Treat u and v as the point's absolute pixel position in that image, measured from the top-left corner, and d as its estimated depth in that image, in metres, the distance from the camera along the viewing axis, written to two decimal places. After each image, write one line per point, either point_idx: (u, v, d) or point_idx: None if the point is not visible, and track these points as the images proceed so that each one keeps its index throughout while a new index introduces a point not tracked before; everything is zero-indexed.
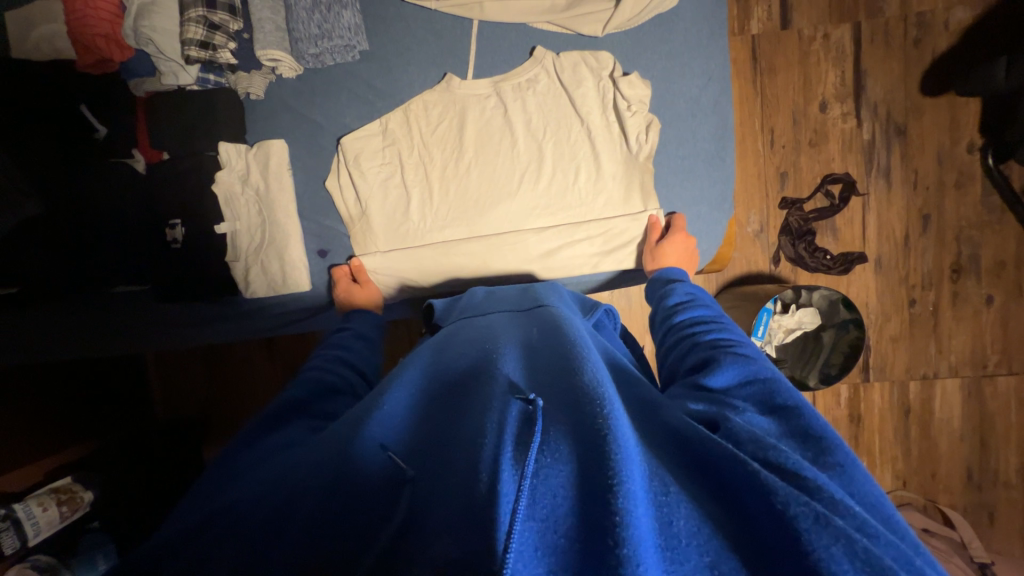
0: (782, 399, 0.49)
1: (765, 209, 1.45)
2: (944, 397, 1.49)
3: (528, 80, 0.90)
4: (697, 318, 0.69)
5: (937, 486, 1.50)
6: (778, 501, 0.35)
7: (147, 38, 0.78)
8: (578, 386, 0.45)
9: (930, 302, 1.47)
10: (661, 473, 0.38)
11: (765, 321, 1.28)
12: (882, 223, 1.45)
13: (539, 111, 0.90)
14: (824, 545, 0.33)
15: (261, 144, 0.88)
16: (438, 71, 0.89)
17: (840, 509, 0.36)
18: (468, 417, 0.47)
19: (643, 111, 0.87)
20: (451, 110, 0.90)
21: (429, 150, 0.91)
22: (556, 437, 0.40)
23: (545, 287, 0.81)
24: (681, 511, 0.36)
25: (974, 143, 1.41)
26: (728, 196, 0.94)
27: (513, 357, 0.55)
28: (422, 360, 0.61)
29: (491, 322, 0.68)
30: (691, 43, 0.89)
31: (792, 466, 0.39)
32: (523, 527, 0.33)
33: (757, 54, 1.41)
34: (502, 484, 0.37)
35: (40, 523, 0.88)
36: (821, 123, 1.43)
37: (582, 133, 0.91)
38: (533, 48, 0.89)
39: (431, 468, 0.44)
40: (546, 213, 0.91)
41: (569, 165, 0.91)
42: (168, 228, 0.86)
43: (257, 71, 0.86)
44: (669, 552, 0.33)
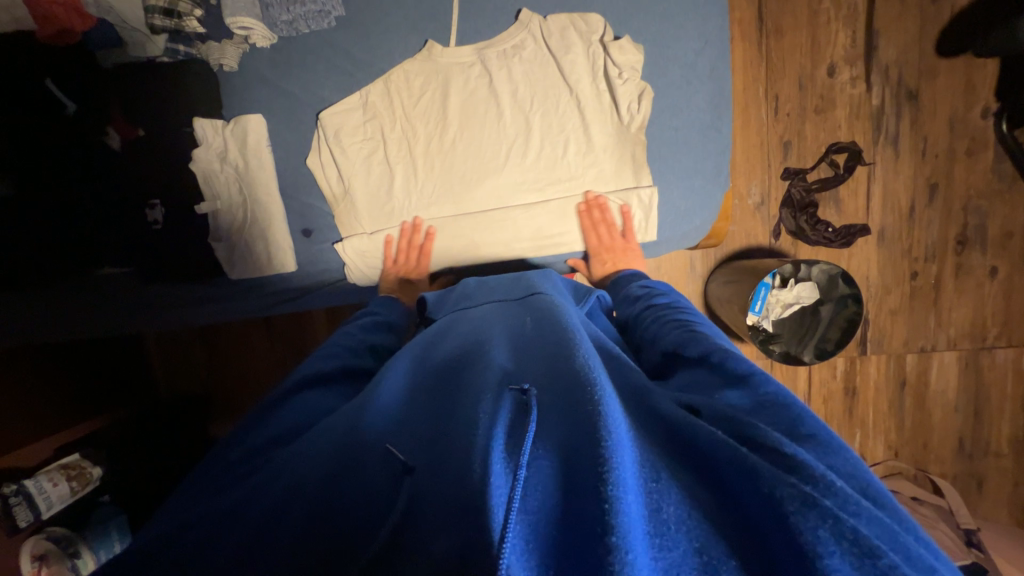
0: (742, 368, 0.49)
1: (767, 180, 1.41)
2: (941, 369, 1.49)
3: (515, 46, 0.85)
4: (656, 304, 0.70)
5: (929, 456, 1.52)
6: (766, 483, 0.35)
7: (108, 6, 0.76)
8: (569, 374, 0.44)
9: (932, 274, 1.44)
10: (647, 460, 0.37)
11: (762, 296, 1.26)
12: (887, 193, 1.41)
13: (527, 81, 0.86)
14: (812, 527, 0.32)
15: (238, 119, 0.84)
16: (419, 38, 0.84)
17: (827, 488, 0.34)
18: (462, 408, 0.47)
19: (635, 78, 0.84)
20: (435, 81, 0.86)
21: (413, 124, 0.87)
22: (548, 429, 0.40)
23: (538, 275, 0.79)
24: (671, 499, 0.35)
25: (988, 107, 1.35)
26: (723, 168, 0.91)
27: (505, 347, 0.55)
28: (414, 356, 0.61)
29: (484, 313, 0.67)
30: (688, 2, 0.84)
31: (780, 445, 0.38)
32: (518, 518, 0.33)
33: (762, 14, 1.33)
34: (494, 476, 0.36)
35: (52, 497, 0.91)
36: (829, 88, 1.36)
37: (571, 103, 0.86)
38: (520, 11, 0.84)
39: (429, 460, 0.44)
40: (533, 189, 0.88)
41: (561, 138, 0.87)
42: (148, 209, 0.84)
43: (229, 40, 0.82)
44: (659, 539, 0.33)
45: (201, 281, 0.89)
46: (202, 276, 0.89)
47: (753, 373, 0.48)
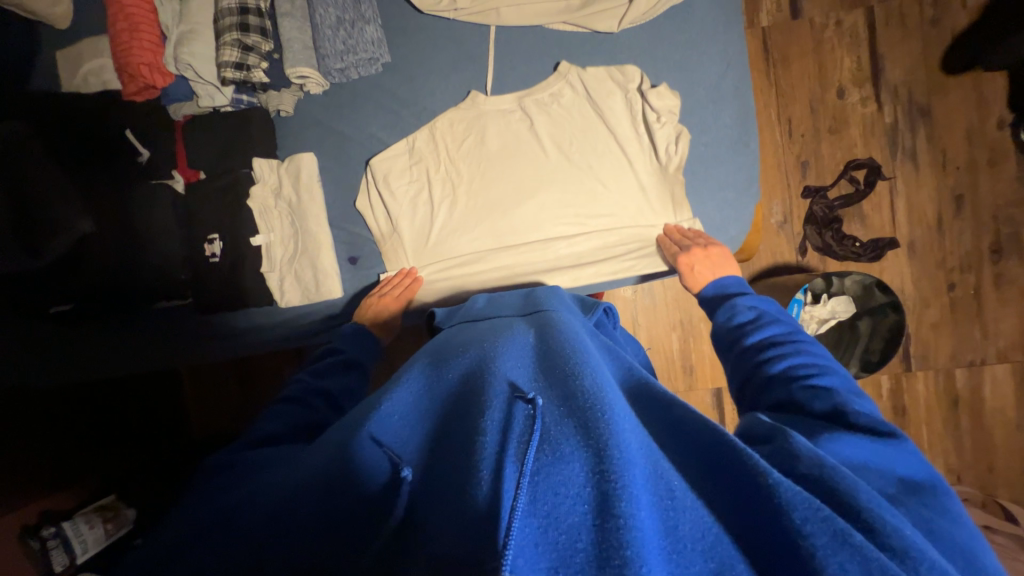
0: (881, 432, 0.46)
1: (788, 199, 1.43)
2: (995, 384, 1.42)
3: (552, 94, 0.91)
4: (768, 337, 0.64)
5: (996, 479, 1.41)
6: (795, 516, 0.34)
7: (186, 64, 0.82)
8: (577, 390, 0.44)
9: (971, 285, 1.41)
10: (666, 474, 0.37)
11: (796, 313, 1.25)
12: (912, 206, 1.41)
13: (560, 124, 0.92)
14: (838, 562, 0.32)
15: (291, 158, 0.91)
16: (461, 92, 0.92)
17: (886, 530, 0.34)
18: (467, 415, 0.46)
19: (672, 121, 0.88)
20: (477, 127, 0.92)
21: (456, 166, 0.93)
22: (558, 439, 0.39)
23: (545, 290, 0.78)
24: (688, 515, 0.35)
25: (1004, 118, 1.37)
26: (753, 182, 0.93)
27: (516, 355, 0.53)
28: (424, 361, 0.58)
29: (493, 324, 0.66)
30: (705, 33, 0.90)
31: (846, 487, 0.37)
32: (522, 523, 0.33)
33: (768, 46, 1.41)
34: (504, 483, 0.37)
35: (88, 541, 0.81)
36: (840, 109, 1.41)
37: (610, 144, 0.92)
38: (557, 64, 0.91)
39: (435, 471, 0.43)
40: (574, 225, 0.92)
41: (596, 176, 0.91)
42: (207, 244, 0.90)
43: (287, 89, 0.89)
44: (675, 555, 0.33)
45: (251, 311, 0.94)
46: (249, 306, 0.93)
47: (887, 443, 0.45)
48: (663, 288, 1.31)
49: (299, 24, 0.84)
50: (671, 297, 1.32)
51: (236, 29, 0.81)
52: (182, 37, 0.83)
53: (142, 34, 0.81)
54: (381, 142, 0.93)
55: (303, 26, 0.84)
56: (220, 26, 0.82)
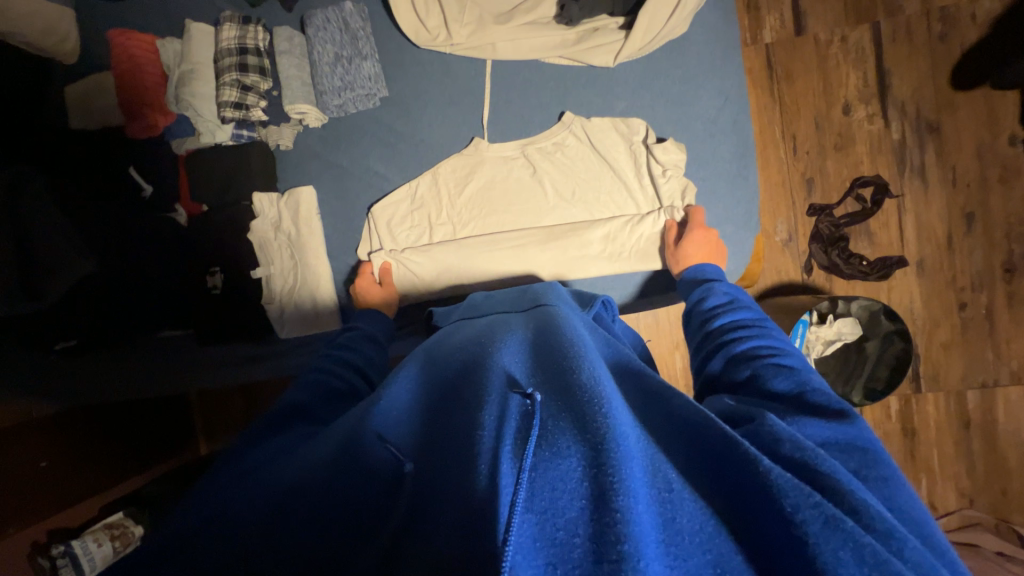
0: (832, 406, 0.47)
1: (793, 217, 1.40)
2: (1008, 406, 1.38)
3: (556, 143, 0.91)
4: (737, 322, 0.65)
5: (1010, 503, 1.38)
6: (787, 503, 0.33)
7: (186, 104, 0.84)
8: (573, 383, 0.42)
9: (982, 305, 1.38)
10: (662, 467, 0.36)
11: (801, 333, 1.22)
12: (921, 223, 1.39)
13: (563, 173, 0.91)
14: (832, 550, 0.31)
15: (291, 192, 0.92)
16: (463, 139, 0.93)
17: (869, 513, 0.34)
18: (464, 409, 0.44)
19: (677, 176, 0.88)
20: (479, 172, 0.92)
21: (459, 213, 0.92)
22: (555, 432, 0.38)
23: (541, 287, 0.74)
24: (685, 507, 0.34)
25: (1015, 135, 1.35)
26: (753, 214, 0.92)
27: (513, 348, 0.51)
28: (419, 360, 0.57)
29: (492, 320, 0.64)
30: (705, 63, 0.90)
31: (825, 469, 0.37)
32: (522, 519, 0.32)
33: (772, 62, 1.39)
34: (502, 476, 0.35)
35: (96, 559, 0.80)
36: (846, 126, 1.39)
37: (612, 189, 0.91)
38: (562, 113, 0.92)
39: (431, 460, 0.42)
40: (568, 273, 0.90)
41: (598, 228, 0.89)
42: (208, 275, 0.93)
43: (287, 123, 0.91)
44: (673, 547, 0.32)
45: (247, 346, 0.95)
46: (249, 336, 0.94)
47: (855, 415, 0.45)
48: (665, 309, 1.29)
49: (298, 62, 0.87)
50: (673, 318, 1.30)
51: (235, 69, 0.83)
52: (183, 76, 0.85)
53: (147, 75, 0.85)
54: (381, 175, 0.93)
55: (302, 65, 0.86)
56: (220, 66, 0.85)
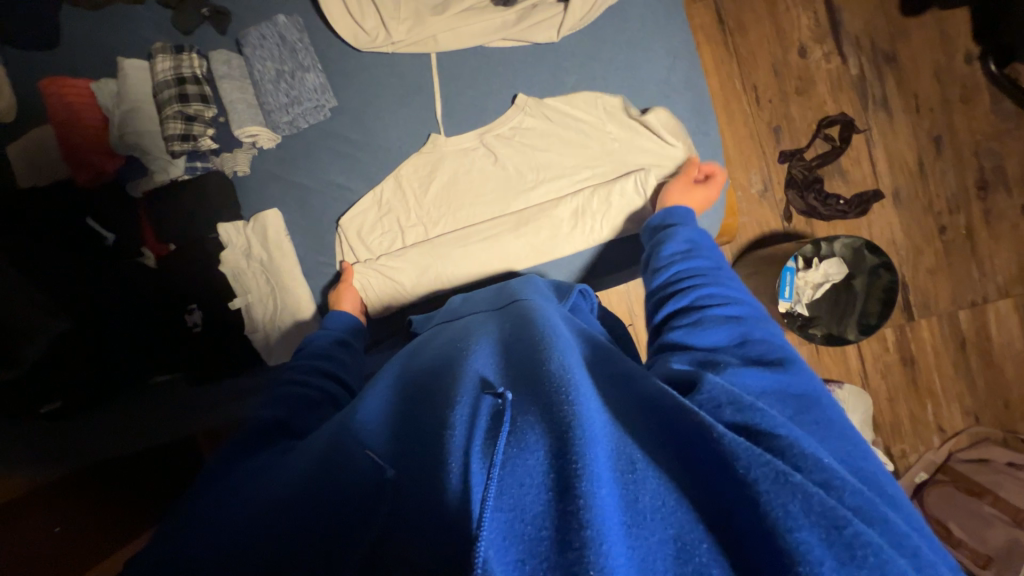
0: (775, 357, 0.49)
1: (766, 167, 1.40)
2: (1000, 320, 1.40)
3: (512, 127, 0.90)
4: (691, 271, 0.65)
5: (1014, 415, 1.40)
6: (738, 465, 0.34)
7: (132, 144, 0.82)
8: (543, 376, 0.41)
9: (961, 225, 1.39)
10: (627, 447, 0.36)
11: (789, 280, 1.23)
12: (891, 154, 1.39)
13: (523, 156, 0.90)
14: (782, 504, 0.32)
15: (256, 217, 0.90)
16: (421, 136, 0.92)
17: (807, 464, 0.35)
18: (434, 412, 0.43)
19: (632, 131, 0.89)
20: (441, 169, 0.90)
21: (427, 213, 0.91)
22: (524, 424, 0.37)
23: (519, 281, 0.74)
24: (649, 486, 0.34)
25: (970, 53, 1.35)
26: (720, 170, 0.92)
27: (485, 349, 0.50)
28: (393, 369, 0.56)
29: (469, 320, 0.63)
30: (651, 26, 0.89)
31: (765, 426, 0.37)
32: (492, 516, 0.31)
33: (722, 15, 1.38)
34: (473, 476, 0.35)
35: None
36: (804, 69, 1.39)
37: (574, 163, 0.90)
38: (515, 96, 0.90)
39: (408, 464, 0.40)
40: (546, 252, 0.89)
41: (566, 204, 0.88)
42: (187, 314, 0.92)
43: (240, 149, 0.89)
44: (634, 528, 0.31)
45: (239, 380, 0.94)
46: (239, 369, 0.93)
47: (787, 367, 0.47)
48: None
49: (240, 84, 0.85)
50: None
51: (176, 101, 0.82)
52: (124, 116, 0.82)
53: (87, 121, 0.83)
54: (343, 187, 0.92)
55: (244, 86, 0.85)
56: (160, 100, 0.83)
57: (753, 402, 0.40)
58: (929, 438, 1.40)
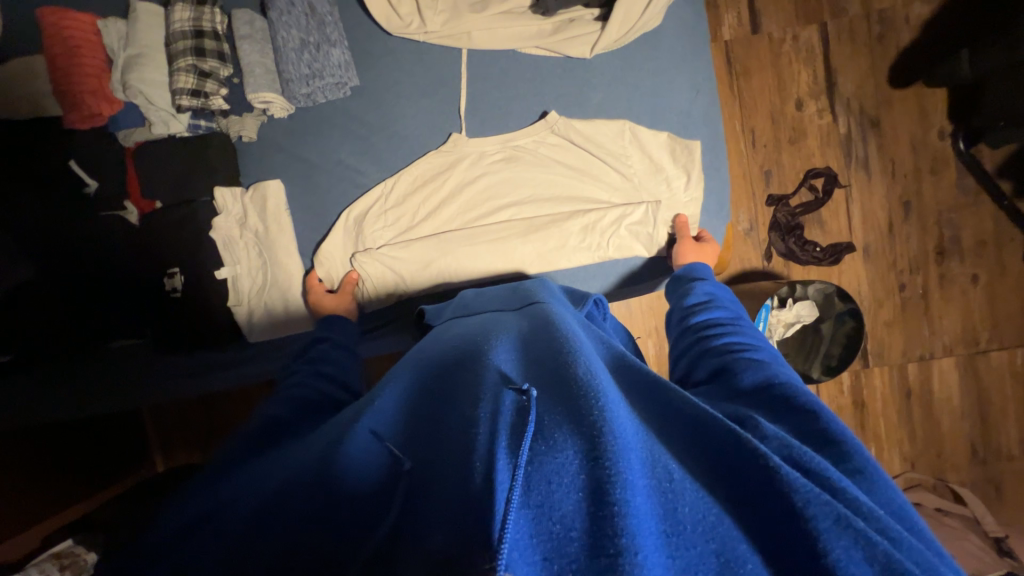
0: (799, 401, 0.50)
1: (753, 207, 1.48)
2: (942, 376, 1.52)
3: (536, 141, 0.91)
4: (714, 320, 0.71)
5: (944, 464, 1.53)
6: (797, 498, 0.36)
7: (136, 91, 0.77)
8: (571, 381, 0.43)
9: (919, 285, 1.51)
10: (663, 460, 0.38)
11: (764, 317, 1.29)
12: (866, 211, 1.50)
13: (542, 169, 0.92)
14: (842, 546, 0.34)
15: (256, 186, 0.87)
16: (441, 131, 0.91)
17: (861, 510, 0.37)
18: (458, 408, 0.45)
19: (648, 155, 0.92)
20: (458, 168, 0.91)
21: (438, 207, 0.91)
22: (552, 424, 0.39)
23: (534, 283, 0.76)
24: (686, 498, 0.36)
25: (944, 129, 1.47)
26: (724, 203, 0.97)
27: (506, 351, 0.53)
28: (411, 365, 0.58)
29: (485, 319, 0.66)
30: (675, 57, 0.92)
31: (814, 466, 0.40)
32: (518, 515, 0.32)
33: (731, 58, 1.45)
34: (497, 473, 0.34)
35: None
36: (799, 120, 1.47)
37: (589, 179, 0.92)
38: (545, 112, 0.91)
39: (429, 456, 0.42)
40: (550, 259, 0.91)
41: (578, 218, 0.90)
42: (167, 277, 0.85)
43: (249, 114, 0.86)
44: (674, 537, 0.34)
45: (217, 350, 0.89)
46: (213, 342, 0.88)
47: (812, 409, 0.49)
48: (639, 298, 1.32)
49: (260, 48, 0.81)
50: (646, 307, 1.33)
51: (192, 54, 0.77)
52: (130, 61, 0.77)
53: (83, 59, 0.76)
54: (352, 168, 0.90)
55: (265, 51, 0.81)
56: (173, 50, 0.78)
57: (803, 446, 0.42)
58: None
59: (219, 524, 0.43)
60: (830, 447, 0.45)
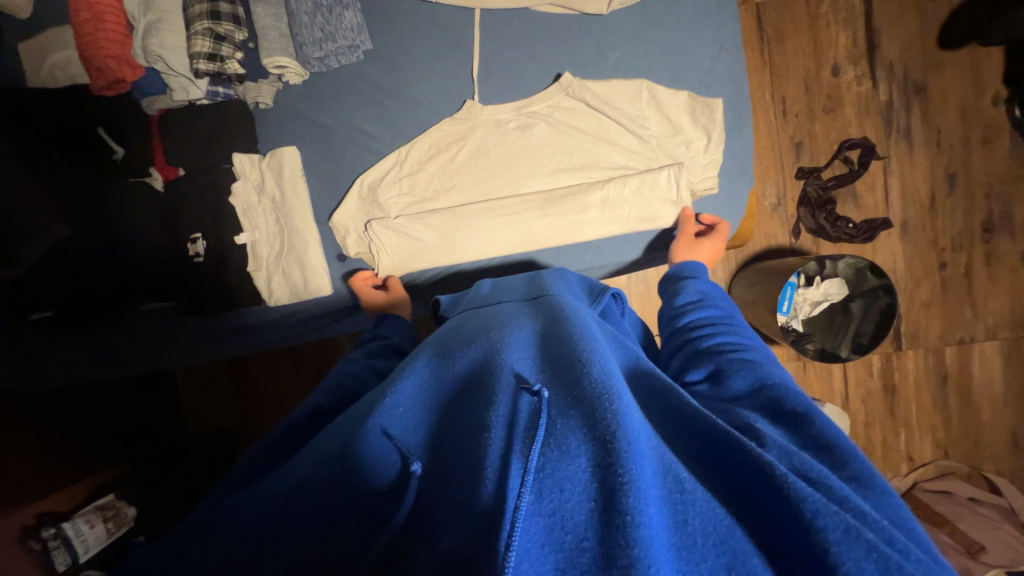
0: (790, 405, 0.49)
1: (782, 181, 1.41)
2: (983, 361, 1.44)
3: (551, 105, 0.89)
4: (705, 319, 0.68)
5: (982, 453, 1.45)
6: (805, 508, 0.35)
7: (156, 56, 0.79)
8: (584, 382, 0.44)
9: (962, 264, 1.42)
10: (675, 469, 0.38)
11: (789, 295, 1.24)
12: (906, 185, 1.40)
13: (558, 136, 0.89)
14: (853, 557, 0.33)
15: (273, 152, 0.88)
16: (455, 97, 0.90)
17: (868, 521, 0.37)
18: (474, 409, 0.47)
19: (668, 119, 0.88)
20: (472, 136, 0.89)
21: (452, 179, 0.90)
22: (563, 431, 0.40)
23: (552, 273, 0.79)
24: (698, 508, 0.36)
25: (999, 95, 1.36)
26: (748, 167, 0.93)
27: (519, 348, 0.53)
28: (425, 354, 0.59)
29: (500, 310, 0.67)
30: (699, 13, 0.88)
31: (815, 473, 0.39)
32: (529, 522, 0.34)
33: (762, 22, 1.37)
34: (509, 481, 0.37)
35: (89, 540, 0.77)
36: (835, 88, 1.38)
37: (605, 144, 0.90)
38: (559, 74, 0.89)
39: (445, 461, 0.44)
40: (567, 236, 0.90)
41: (596, 191, 0.88)
42: (191, 243, 0.88)
43: (264, 80, 0.87)
44: (686, 552, 0.33)
45: (242, 310, 0.92)
46: (237, 306, 0.91)
47: (806, 413, 0.48)
48: (657, 275, 1.29)
49: (275, 10, 0.81)
50: None
51: (207, 18, 0.78)
52: (150, 26, 0.79)
53: (109, 25, 0.78)
54: (367, 135, 0.90)
55: (279, 14, 0.81)
56: (190, 15, 0.78)
57: (803, 452, 0.42)
58: (897, 465, 1.45)
59: (248, 504, 0.45)
60: (830, 451, 0.44)
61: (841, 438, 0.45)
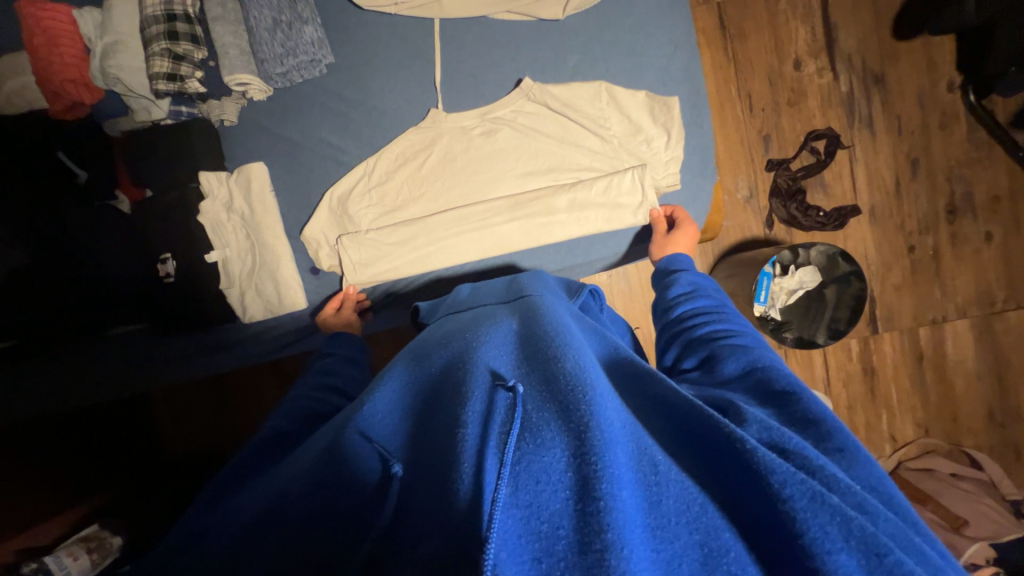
0: (779, 385, 0.51)
1: (753, 173, 1.44)
2: (956, 339, 1.48)
3: (514, 110, 0.90)
4: (696, 309, 0.70)
5: (961, 430, 1.48)
6: (774, 479, 0.36)
7: (114, 78, 0.80)
8: (561, 376, 0.44)
9: (929, 246, 1.46)
10: (649, 452, 0.39)
11: (765, 285, 1.26)
12: (871, 172, 1.44)
13: (524, 139, 0.91)
14: (818, 523, 0.34)
15: (240, 169, 0.89)
16: (420, 108, 0.91)
17: (838, 486, 0.37)
18: (449, 407, 0.47)
19: (629, 118, 0.90)
20: (438, 145, 0.90)
21: (421, 188, 0.91)
22: (540, 423, 0.40)
23: (530, 275, 0.79)
24: (671, 490, 0.36)
25: (953, 81, 1.41)
26: (709, 162, 0.96)
27: (499, 346, 0.54)
28: (404, 360, 0.59)
29: (478, 312, 0.68)
30: (653, 14, 0.90)
31: (792, 445, 0.40)
32: (506, 514, 0.34)
33: (724, 20, 1.40)
34: (485, 476, 0.37)
35: (72, 572, 0.75)
36: (797, 81, 1.42)
37: (569, 146, 0.91)
38: (520, 79, 0.90)
39: (422, 461, 0.44)
40: (535, 240, 0.91)
41: (563, 193, 0.90)
42: (160, 263, 0.87)
43: (228, 97, 0.87)
44: (658, 531, 0.34)
45: (216, 329, 0.91)
46: (212, 326, 0.91)
47: (793, 392, 0.49)
48: (637, 272, 1.30)
49: (234, 29, 0.82)
50: (645, 281, 1.31)
51: (165, 38, 0.79)
52: (108, 49, 0.79)
53: (63, 49, 0.78)
54: (333, 147, 0.91)
55: (238, 32, 0.82)
56: (147, 35, 0.79)
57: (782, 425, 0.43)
58: (881, 446, 1.48)
59: (220, 530, 0.46)
60: (806, 424, 0.46)
61: (820, 414, 0.46)
